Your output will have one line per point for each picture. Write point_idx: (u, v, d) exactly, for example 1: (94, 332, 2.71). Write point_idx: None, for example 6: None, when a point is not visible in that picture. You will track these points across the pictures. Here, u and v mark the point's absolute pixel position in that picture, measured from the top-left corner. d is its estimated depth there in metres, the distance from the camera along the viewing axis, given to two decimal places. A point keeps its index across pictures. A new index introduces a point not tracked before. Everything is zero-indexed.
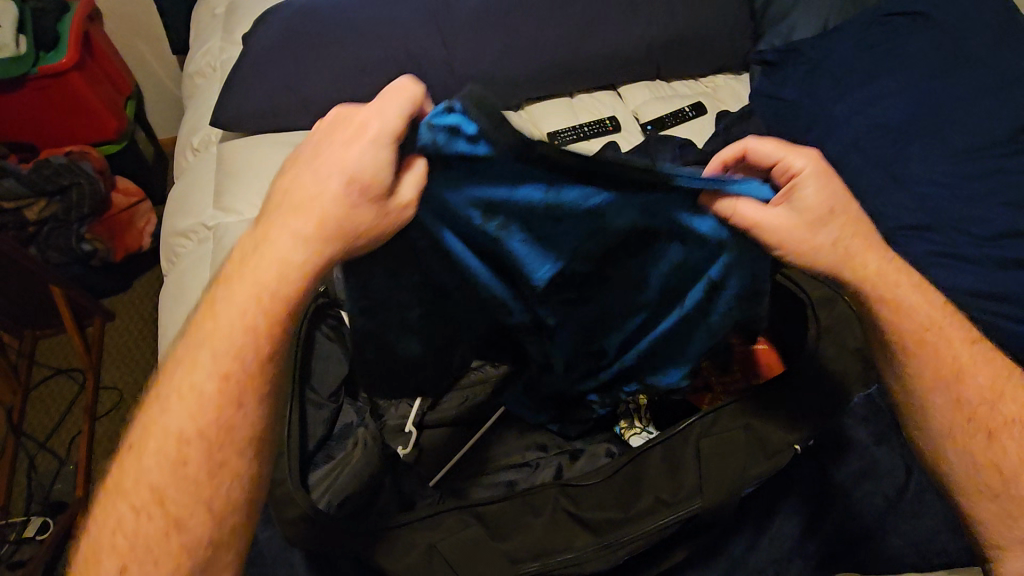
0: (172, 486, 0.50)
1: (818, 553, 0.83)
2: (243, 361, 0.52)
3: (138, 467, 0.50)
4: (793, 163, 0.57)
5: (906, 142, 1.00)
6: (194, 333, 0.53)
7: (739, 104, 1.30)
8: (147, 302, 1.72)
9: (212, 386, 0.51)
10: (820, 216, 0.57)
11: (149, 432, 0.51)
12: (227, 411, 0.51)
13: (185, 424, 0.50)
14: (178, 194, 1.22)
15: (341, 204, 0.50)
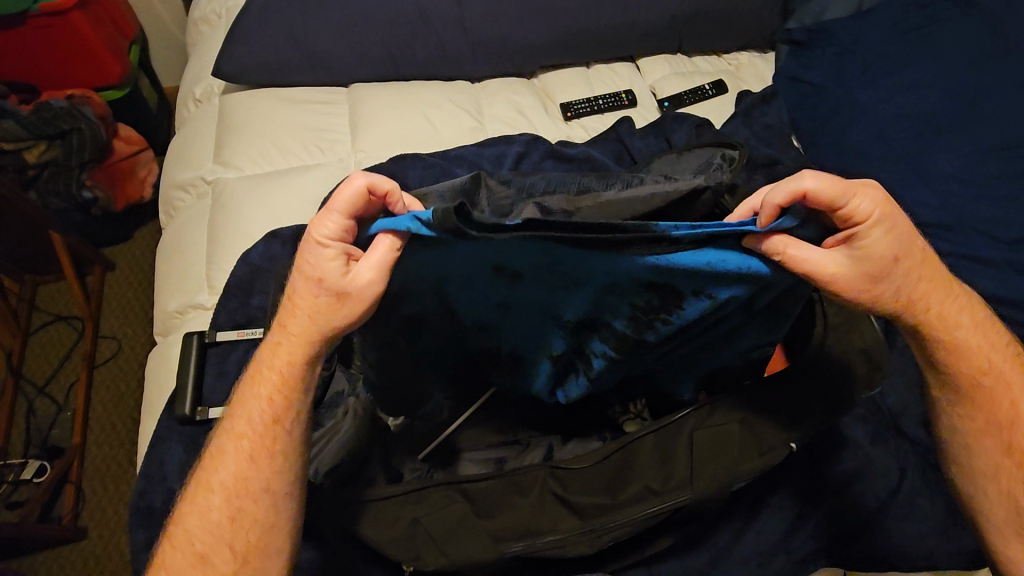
0: (203, 530, 0.60)
1: (802, 548, 0.83)
2: (261, 425, 0.60)
3: (184, 514, 0.61)
4: (858, 205, 0.53)
5: (932, 136, 0.96)
6: (232, 406, 0.64)
7: (761, 86, 1.23)
8: (147, 254, 1.70)
9: (237, 449, 0.61)
10: (890, 257, 0.55)
11: (196, 484, 0.62)
12: (246, 465, 0.60)
13: (218, 476, 0.61)
14: (179, 146, 1.19)
15: (314, 301, 0.57)
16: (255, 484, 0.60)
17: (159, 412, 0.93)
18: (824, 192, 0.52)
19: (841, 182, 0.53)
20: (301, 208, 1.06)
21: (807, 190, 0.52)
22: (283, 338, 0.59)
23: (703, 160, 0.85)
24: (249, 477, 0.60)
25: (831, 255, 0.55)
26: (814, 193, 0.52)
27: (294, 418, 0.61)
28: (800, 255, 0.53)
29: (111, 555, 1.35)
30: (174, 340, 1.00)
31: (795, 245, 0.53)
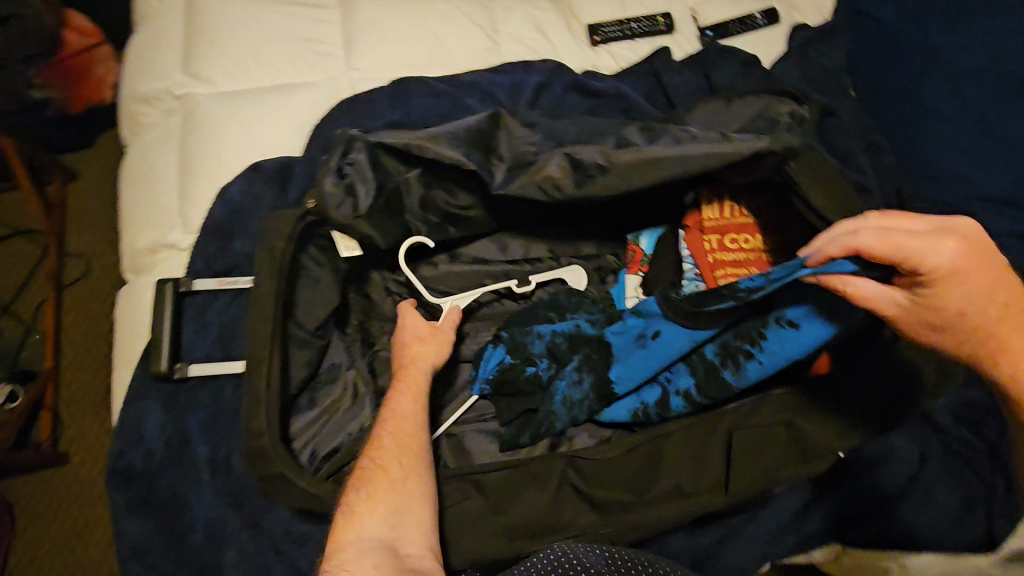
0: (381, 512, 0.55)
1: (811, 531, 0.82)
2: (407, 414, 0.62)
3: (351, 517, 0.55)
4: (926, 260, 0.50)
5: (1011, 95, 0.85)
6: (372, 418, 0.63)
7: (819, 22, 1.06)
8: (112, 165, 1.53)
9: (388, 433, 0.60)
10: (961, 311, 0.52)
11: (352, 487, 0.57)
12: (401, 440, 0.60)
13: (370, 460, 0.58)
14: (138, 48, 1.01)
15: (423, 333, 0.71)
16: (410, 458, 0.59)
17: (135, 362, 0.85)
18: (879, 244, 0.50)
19: (906, 234, 0.50)
20: (287, 136, 0.92)
21: (859, 243, 0.51)
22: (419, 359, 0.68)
23: (758, 111, 0.74)
24: (401, 454, 0.59)
25: (889, 300, 0.53)
26: (868, 246, 0.51)
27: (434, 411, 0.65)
28: (854, 290, 0.54)
29: (95, 483, 1.32)
30: (146, 281, 0.89)
31: (850, 282, 0.54)
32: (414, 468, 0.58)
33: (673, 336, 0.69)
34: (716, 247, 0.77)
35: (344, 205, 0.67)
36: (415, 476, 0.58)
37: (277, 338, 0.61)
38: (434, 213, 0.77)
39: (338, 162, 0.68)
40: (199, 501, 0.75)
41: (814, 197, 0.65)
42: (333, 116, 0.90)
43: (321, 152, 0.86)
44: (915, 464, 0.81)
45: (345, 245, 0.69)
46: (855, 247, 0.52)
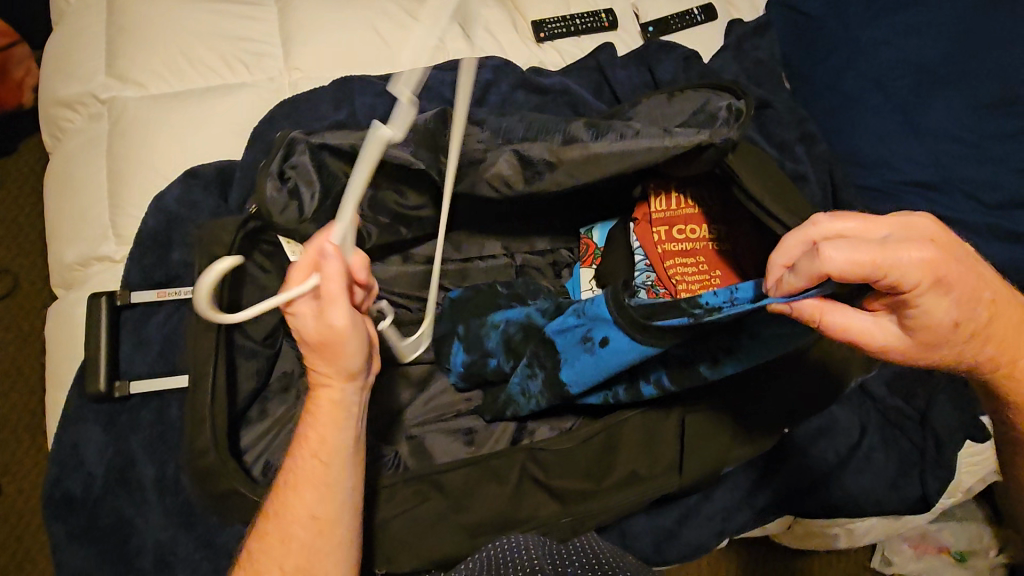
0: (290, 566, 0.51)
1: (764, 504, 0.86)
2: (303, 479, 0.52)
3: (262, 561, 0.52)
4: (904, 276, 0.49)
5: (929, 85, 0.90)
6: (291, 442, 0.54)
7: (752, 16, 1.09)
8: (35, 174, 1.42)
9: (283, 498, 0.53)
10: (952, 322, 0.52)
11: (268, 524, 0.53)
12: (326, 498, 0.52)
13: (282, 509, 0.52)
14: (57, 49, 0.95)
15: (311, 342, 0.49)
16: (299, 535, 0.52)
17: (69, 383, 0.80)
18: (852, 267, 0.48)
19: (877, 250, 0.48)
20: (226, 139, 0.89)
21: (832, 272, 0.49)
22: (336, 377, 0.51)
23: (699, 105, 0.76)
24: (290, 529, 0.52)
25: (864, 320, 0.52)
26: (843, 274, 0.49)
27: (341, 466, 0.53)
28: (840, 321, 0.52)
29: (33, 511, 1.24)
30: (77, 297, 0.84)
31: (829, 313, 0.51)
32: (304, 549, 0.52)
33: (621, 345, 0.62)
34: (664, 238, 0.79)
35: (288, 209, 0.66)
36: (328, 534, 0.52)
37: (222, 352, 0.58)
38: (383, 213, 0.76)
39: (279, 165, 0.66)
40: (147, 524, 0.72)
41: (751, 186, 0.67)
42: (274, 119, 0.87)
43: (263, 155, 0.83)
44: (856, 435, 0.86)
45: (291, 248, 0.67)
46: (823, 273, 0.49)
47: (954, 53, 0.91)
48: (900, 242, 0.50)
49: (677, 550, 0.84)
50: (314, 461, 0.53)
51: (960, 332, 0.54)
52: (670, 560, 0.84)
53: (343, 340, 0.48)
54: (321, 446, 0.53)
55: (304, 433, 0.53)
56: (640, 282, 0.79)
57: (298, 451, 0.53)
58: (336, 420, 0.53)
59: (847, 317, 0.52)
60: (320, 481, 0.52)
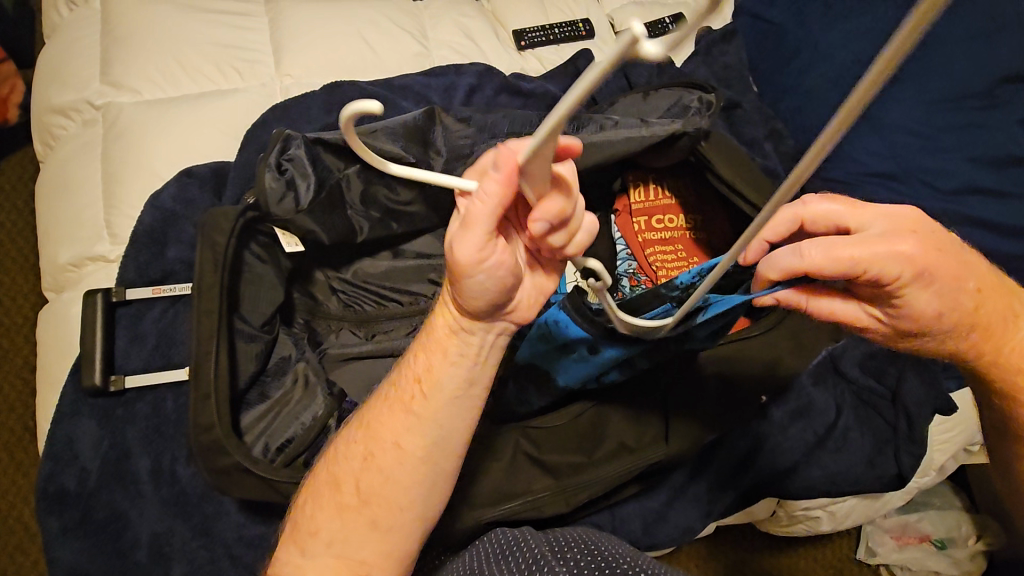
0: (393, 488, 0.53)
1: (748, 483, 0.88)
2: (401, 405, 0.53)
3: (356, 478, 0.54)
4: (888, 271, 0.52)
5: (884, 84, 0.97)
6: (423, 363, 0.53)
7: (720, 24, 1.17)
8: (20, 188, 1.42)
9: (378, 418, 0.54)
10: (936, 312, 0.56)
11: (370, 448, 0.54)
12: (449, 441, 0.53)
13: (404, 437, 0.53)
14: (51, 59, 0.97)
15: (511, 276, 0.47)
16: (414, 465, 0.53)
17: (62, 382, 0.81)
18: (837, 265, 0.51)
19: (860, 248, 0.51)
20: (220, 142, 0.91)
21: (817, 270, 0.52)
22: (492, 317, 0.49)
23: (674, 100, 0.81)
24: (377, 450, 0.54)
25: (847, 306, 0.57)
26: (828, 273, 0.52)
27: (443, 408, 0.52)
28: (820, 305, 0.57)
29: (15, 527, 1.22)
30: (71, 297, 0.85)
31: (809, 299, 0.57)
32: (383, 473, 0.53)
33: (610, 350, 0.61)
34: (643, 229, 0.83)
35: (285, 199, 0.69)
36: (438, 471, 0.54)
37: (222, 335, 0.63)
38: (375, 208, 0.77)
39: (277, 158, 0.70)
40: (142, 516, 0.72)
41: (723, 171, 0.73)
42: (267, 121, 0.90)
43: (256, 154, 0.86)
44: (833, 414, 0.90)
45: (287, 239, 0.72)
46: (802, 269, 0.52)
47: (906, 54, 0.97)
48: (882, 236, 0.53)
49: (667, 531, 0.86)
50: (419, 396, 0.52)
51: (945, 317, 0.57)
52: (660, 541, 0.86)
53: (468, 274, 0.44)
54: (432, 384, 0.52)
55: (416, 361, 0.53)
56: (621, 272, 0.82)
57: (410, 378, 0.53)
58: (450, 360, 0.51)
59: (829, 303, 0.57)
60: (414, 414, 0.53)
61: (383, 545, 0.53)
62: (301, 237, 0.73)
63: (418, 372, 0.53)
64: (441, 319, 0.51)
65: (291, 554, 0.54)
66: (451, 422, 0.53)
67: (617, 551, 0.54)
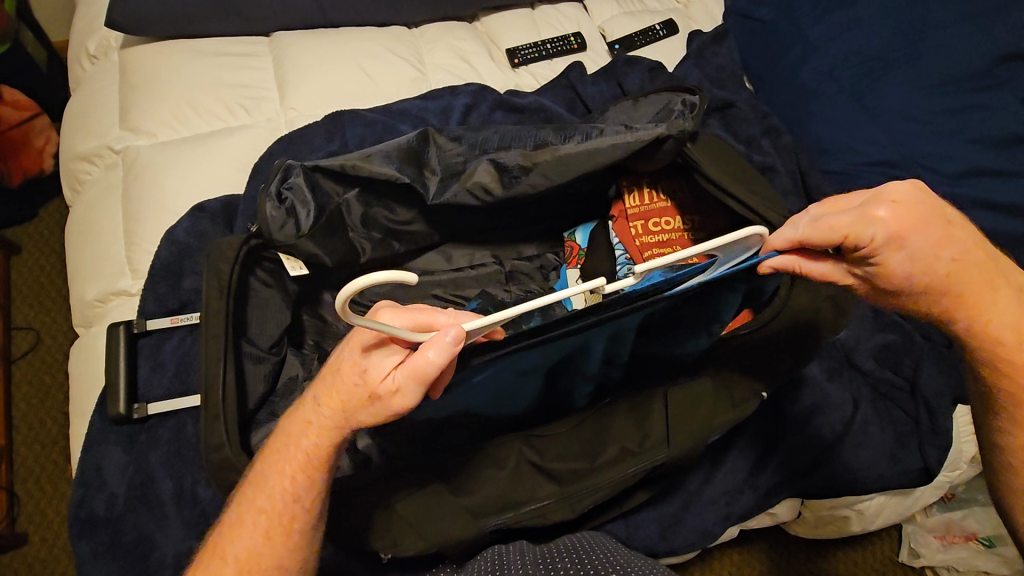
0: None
1: (768, 486, 0.87)
2: (270, 524, 0.54)
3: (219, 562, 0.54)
4: (865, 233, 0.53)
5: (880, 73, 0.97)
6: (282, 447, 0.55)
7: (711, 26, 1.18)
8: (57, 233, 1.52)
9: (241, 523, 0.55)
10: (921, 273, 0.55)
11: (237, 534, 0.55)
12: (289, 539, 0.55)
13: (254, 525, 0.54)
14: (75, 110, 1.04)
15: (343, 388, 0.52)
16: (264, 557, 0.54)
17: (91, 412, 0.85)
18: (824, 234, 0.54)
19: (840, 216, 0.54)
20: (230, 176, 0.96)
21: (801, 238, 0.56)
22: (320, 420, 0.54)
23: (661, 104, 0.82)
24: (244, 549, 0.54)
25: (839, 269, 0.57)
26: (812, 239, 0.55)
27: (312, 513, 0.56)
28: (819, 269, 0.58)
29: (59, 557, 1.27)
30: (98, 330, 0.90)
31: (807, 264, 0.58)
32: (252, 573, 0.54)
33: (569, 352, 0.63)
34: (641, 233, 0.81)
35: (287, 226, 0.71)
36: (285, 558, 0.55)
37: (230, 357, 0.66)
38: (376, 229, 0.81)
39: (277, 186, 0.72)
40: (167, 537, 0.75)
41: (708, 169, 0.74)
42: (273, 153, 0.95)
43: (262, 185, 0.90)
44: (850, 410, 0.88)
45: (291, 264, 0.74)
46: (798, 240, 0.56)
47: (898, 42, 0.97)
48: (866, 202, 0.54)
49: (684, 535, 0.85)
50: (289, 512, 0.55)
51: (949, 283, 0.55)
52: (678, 547, 0.85)
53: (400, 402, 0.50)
54: (301, 501, 0.55)
55: (282, 488, 0.54)
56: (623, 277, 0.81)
57: (273, 495, 0.54)
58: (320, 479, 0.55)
59: (822, 265, 0.58)
60: (286, 535, 0.55)
61: None
62: (305, 262, 0.75)
63: (281, 458, 0.55)
64: (309, 435, 0.54)
65: None
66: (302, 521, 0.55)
67: (607, 556, 0.58)
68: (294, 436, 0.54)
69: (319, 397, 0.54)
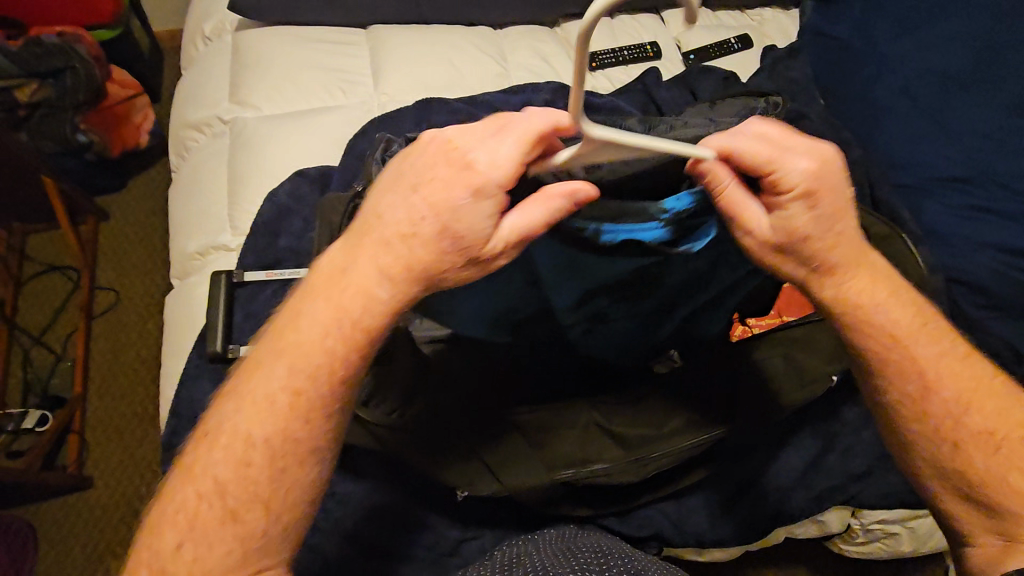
0: (234, 481, 0.51)
1: (821, 487, 0.88)
2: (281, 412, 0.52)
3: (209, 458, 0.52)
4: (784, 171, 0.49)
5: (956, 92, 0.99)
6: (290, 330, 0.54)
7: (785, 42, 1.22)
8: (146, 204, 1.65)
9: (244, 416, 0.52)
10: (806, 228, 0.52)
11: (224, 429, 0.52)
12: (298, 428, 0.52)
13: (265, 418, 0.52)
14: (189, 84, 1.15)
15: (406, 244, 0.50)
16: (264, 454, 0.52)
17: (185, 354, 0.93)
18: (755, 155, 0.48)
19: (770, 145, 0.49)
20: (325, 149, 1.04)
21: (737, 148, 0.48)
22: (366, 287, 0.52)
23: (742, 106, 0.86)
24: (250, 443, 0.52)
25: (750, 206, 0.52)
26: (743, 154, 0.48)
27: (334, 399, 0.53)
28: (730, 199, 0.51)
29: (122, 502, 1.36)
30: (196, 280, 0.98)
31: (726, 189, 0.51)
32: (257, 472, 0.51)
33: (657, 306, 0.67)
34: None
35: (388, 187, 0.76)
36: (299, 449, 0.52)
37: None
38: None
39: (381, 155, 0.79)
40: None
41: None
42: (367, 131, 1.02)
43: (357, 159, 0.97)
44: None
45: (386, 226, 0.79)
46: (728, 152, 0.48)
47: (977, 63, 0.99)
48: (798, 147, 0.50)
49: (734, 527, 0.87)
50: (296, 435, 0.52)
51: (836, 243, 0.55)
52: (727, 538, 0.87)
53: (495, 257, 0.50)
54: (309, 424, 0.53)
55: (291, 372, 0.52)
56: None
57: (280, 416, 0.52)
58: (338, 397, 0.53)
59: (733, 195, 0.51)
60: (290, 465, 0.52)
61: (226, 543, 0.51)
62: None
63: (298, 335, 0.53)
64: (330, 336, 0.52)
65: (151, 542, 0.51)
66: (320, 404, 0.53)
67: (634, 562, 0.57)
68: (311, 341, 0.53)
69: (349, 292, 0.52)
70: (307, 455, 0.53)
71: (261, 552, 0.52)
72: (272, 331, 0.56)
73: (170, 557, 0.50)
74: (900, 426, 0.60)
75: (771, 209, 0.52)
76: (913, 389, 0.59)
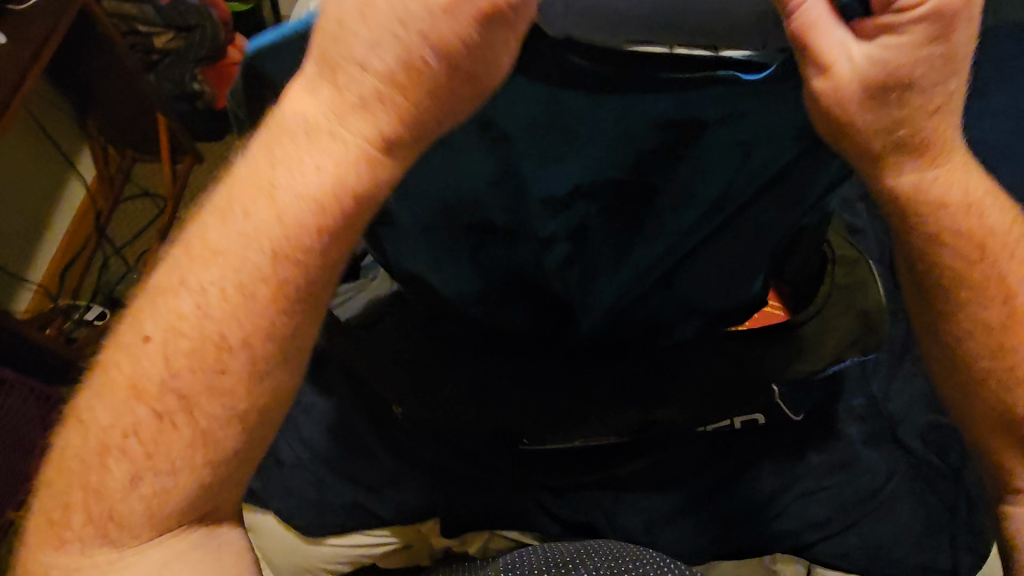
0: (195, 400, 0.48)
1: (774, 526, 0.84)
2: (251, 312, 0.48)
3: (157, 374, 0.48)
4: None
5: None
6: (231, 213, 0.49)
7: None
8: None
9: (192, 322, 0.48)
10: (911, 74, 0.46)
11: (175, 334, 0.48)
12: (267, 328, 0.49)
13: (227, 323, 0.48)
14: None
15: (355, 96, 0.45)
16: (232, 366, 0.49)
17: None
18: None
19: None
20: None
21: None
22: (318, 162, 0.47)
23: None
24: (208, 358, 0.48)
25: (843, 45, 0.43)
26: None
27: (310, 292, 0.50)
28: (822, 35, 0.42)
29: None
30: None
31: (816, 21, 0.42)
32: (224, 389, 0.48)
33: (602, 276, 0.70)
34: None
35: None
36: (272, 352, 0.50)
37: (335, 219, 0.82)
38: None
39: None
40: None
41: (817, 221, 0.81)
42: None
43: None
44: (880, 477, 0.86)
45: None
46: None
47: None
48: None
49: (671, 539, 0.83)
50: (240, 367, 0.49)
51: (934, 115, 0.49)
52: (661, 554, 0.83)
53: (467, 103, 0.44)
54: (257, 348, 0.49)
55: (245, 266, 0.48)
56: None
57: (204, 347, 0.48)
58: (299, 299, 0.50)
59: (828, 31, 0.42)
60: (265, 373, 0.50)
61: (193, 467, 0.49)
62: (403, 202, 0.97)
63: (243, 216, 0.49)
64: (311, 223, 0.48)
65: (88, 474, 0.48)
66: (294, 297, 0.49)
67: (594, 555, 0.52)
68: (240, 253, 0.48)
69: (273, 206, 0.48)
70: (288, 353, 0.51)
71: (227, 472, 0.50)
72: (208, 214, 0.50)
73: (123, 491, 0.48)
74: (950, 344, 0.63)
75: (875, 38, 0.45)
76: (980, 281, 0.60)
